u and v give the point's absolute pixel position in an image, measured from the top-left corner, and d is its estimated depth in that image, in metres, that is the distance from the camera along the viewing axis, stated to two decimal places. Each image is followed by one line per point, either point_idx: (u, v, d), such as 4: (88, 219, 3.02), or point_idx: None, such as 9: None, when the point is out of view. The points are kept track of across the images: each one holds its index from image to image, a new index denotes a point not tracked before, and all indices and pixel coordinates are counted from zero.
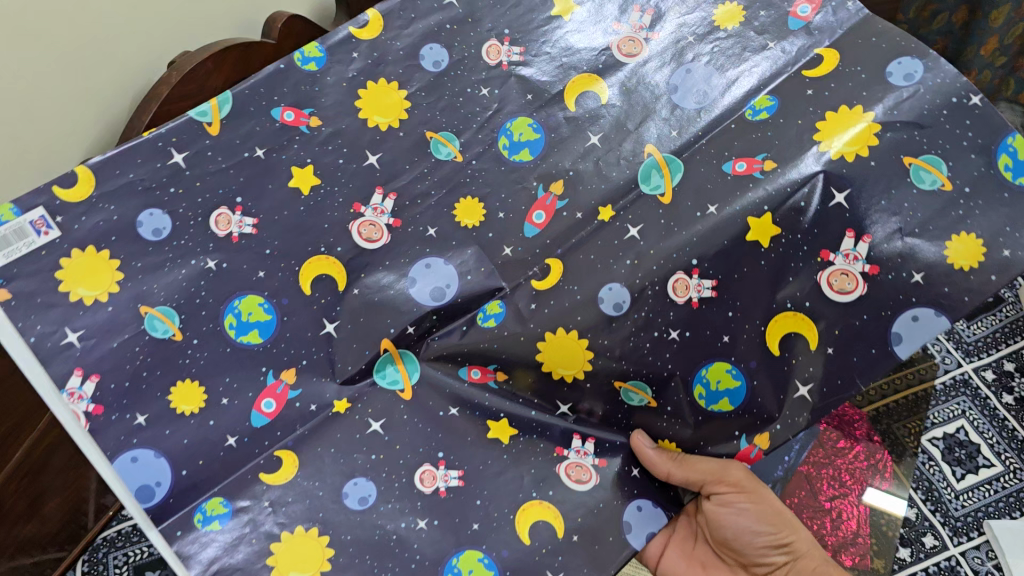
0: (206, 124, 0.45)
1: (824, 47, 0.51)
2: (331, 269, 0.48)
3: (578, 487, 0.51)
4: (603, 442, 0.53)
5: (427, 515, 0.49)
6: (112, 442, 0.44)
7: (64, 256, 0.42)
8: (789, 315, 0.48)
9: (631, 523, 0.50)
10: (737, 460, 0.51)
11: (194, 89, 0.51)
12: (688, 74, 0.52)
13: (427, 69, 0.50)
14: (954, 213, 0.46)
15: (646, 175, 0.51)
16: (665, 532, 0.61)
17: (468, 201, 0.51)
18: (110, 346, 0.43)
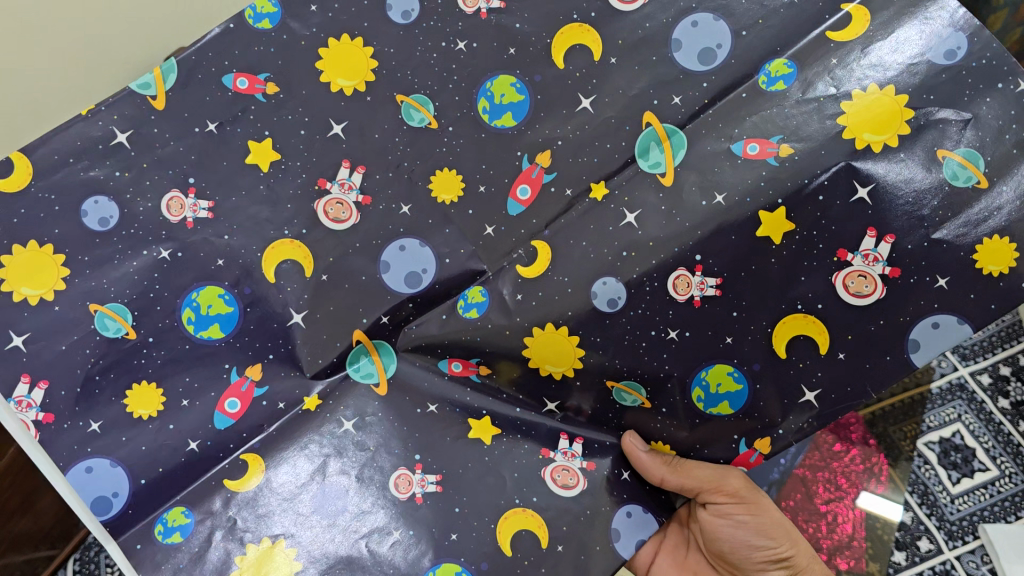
0: (152, 99, 0.40)
1: (855, 4, 0.43)
2: (295, 253, 0.45)
3: (564, 492, 0.47)
4: (592, 443, 0.49)
5: (402, 525, 0.45)
6: (66, 451, 0.42)
7: (4, 253, 0.39)
8: (800, 317, 0.44)
9: (619, 530, 0.47)
10: (735, 465, 0.48)
11: None
12: (694, 28, 0.44)
13: (395, 21, 0.43)
14: (987, 211, 0.40)
15: (645, 149, 0.46)
16: (655, 539, 0.58)
17: (445, 171, 0.46)
18: (59, 349, 0.41)
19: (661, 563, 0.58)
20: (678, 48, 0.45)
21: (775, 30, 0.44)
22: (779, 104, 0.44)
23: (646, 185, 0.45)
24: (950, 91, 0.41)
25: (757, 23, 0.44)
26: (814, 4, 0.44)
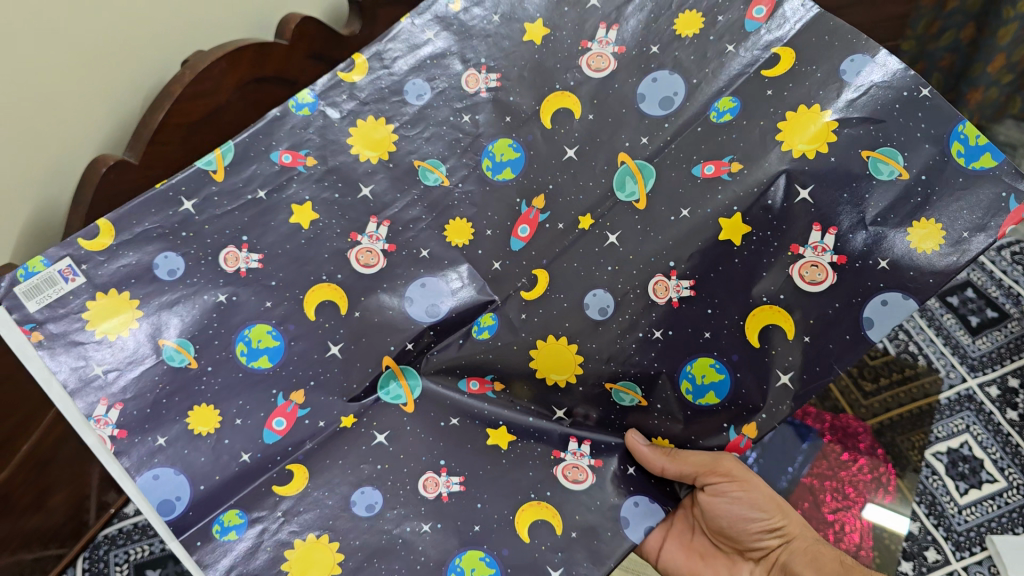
0: (212, 173, 0.49)
1: (780, 47, 0.53)
2: (332, 294, 0.53)
3: (576, 487, 0.54)
4: (599, 443, 0.56)
5: (430, 519, 0.52)
6: (136, 463, 0.47)
7: (90, 299, 0.46)
8: (766, 308, 0.52)
9: (628, 517, 0.53)
10: (728, 450, 0.55)
11: (208, 87, 0.50)
12: (654, 83, 0.54)
13: (411, 103, 0.54)
14: (914, 202, 0.50)
15: (621, 183, 0.55)
16: (663, 526, 0.65)
17: (456, 222, 0.55)
18: (132, 375, 0.47)
19: (670, 547, 0.65)
20: (642, 99, 0.54)
21: (719, 77, 0.54)
22: (728, 132, 0.53)
23: (625, 212, 0.55)
24: (865, 105, 0.51)
25: (704, 72, 0.54)
26: (750, 51, 0.53)
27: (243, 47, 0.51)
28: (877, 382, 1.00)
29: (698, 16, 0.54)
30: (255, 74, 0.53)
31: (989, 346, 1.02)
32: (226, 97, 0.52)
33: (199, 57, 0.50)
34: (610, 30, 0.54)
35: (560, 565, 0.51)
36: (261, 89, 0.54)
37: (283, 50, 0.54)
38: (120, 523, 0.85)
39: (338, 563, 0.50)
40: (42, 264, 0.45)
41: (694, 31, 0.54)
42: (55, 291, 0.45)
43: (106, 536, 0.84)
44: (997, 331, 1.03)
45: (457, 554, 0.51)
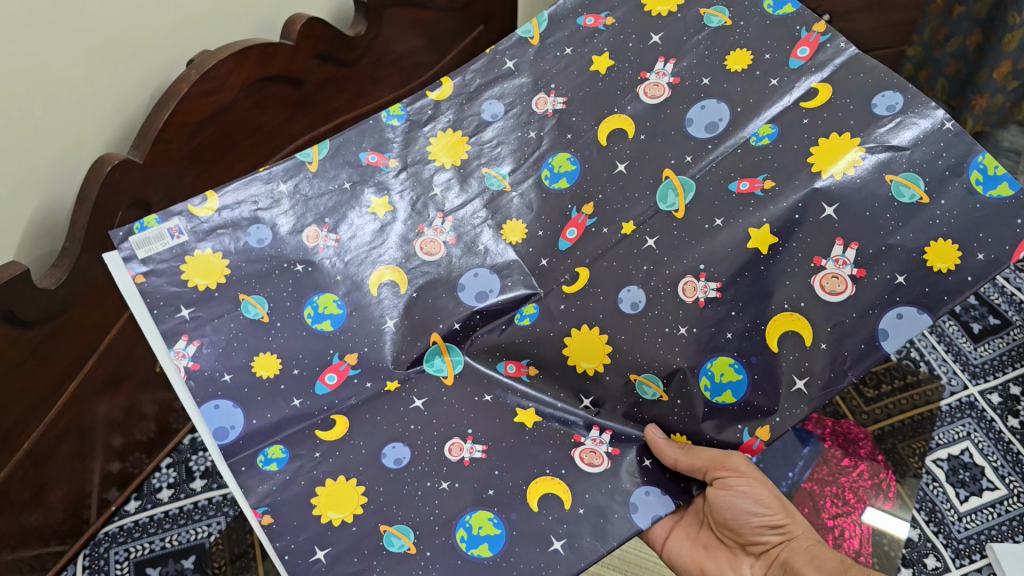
0: (307, 163, 0.69)
1: (819, 83, 0.66)
2: (393, 274, 0.69)
3: (591, 469, 0.63)
4: (619, 434, 0.65)
5: (449, 479, 0.62)
6: (204, 391, 0.62)
7: (189, 254, 0.65)
8: (789, 316, 0.62)
9: (637, 504, 0.61)
10: (741, 453, 0.63)
11: (214, 83, 0.78)
12: (702, 109, 0.69)
13: (487, 118, 0.73)
14: (930, 221, 0.59)
15: (664, 195, 0.68)
16: (674, 519, 0.75)
17: (512, 222, 0.72)
18: (212, 322, 0.64)
19: (678, 536, 0.74)
20: (690, 124, 0.69)
21: (758, 107, 0.68)
22: (765, 153, 0.66)
23: (664, 220, 0.67)
24: (888, 129, 0.62)
25: (749, 102, 0.68)
26: (790, 85, 0.67)
27: (246, 51, 0.79)
28: (879, 389, 1.14)
29: (747, 53, 0.69)
30: (258, 75, 0.82)
31: (990, 355, 1.19)
32: (232, 96, 0.81)
33: (204, 59, 0.78)
34: (667, 64, 0.71)
35: (563, 536, 0.60)
36: (263, 87, 0.84)
37: (289, 49, 0.83)
38: (119, 522, 1.04)
39: (362, 504, 0.61)
40: (156, 222, 0.64)
41: (742, 66, 0.69)
42: (163, 244, 0.64)
43: (106, 533, 1.03)
44: (998, 339, 1.20)
45: (468, 512, 0.61)
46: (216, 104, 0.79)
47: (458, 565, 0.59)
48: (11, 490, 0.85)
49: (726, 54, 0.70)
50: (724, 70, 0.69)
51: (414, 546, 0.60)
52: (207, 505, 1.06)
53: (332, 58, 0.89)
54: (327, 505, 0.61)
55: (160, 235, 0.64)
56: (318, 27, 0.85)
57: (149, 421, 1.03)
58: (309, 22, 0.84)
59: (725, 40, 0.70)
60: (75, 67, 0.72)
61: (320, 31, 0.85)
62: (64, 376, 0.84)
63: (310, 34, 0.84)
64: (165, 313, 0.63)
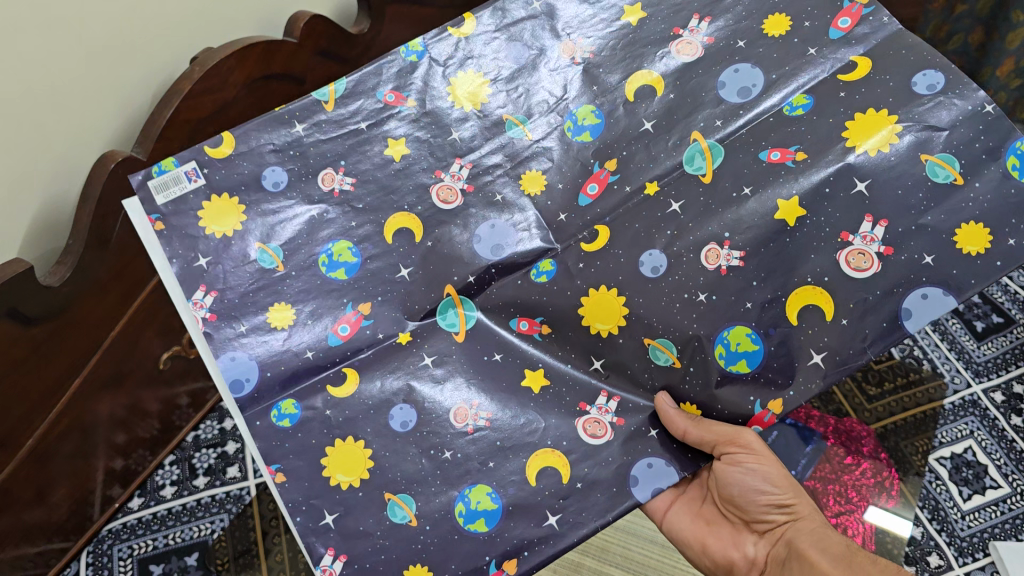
0: (322, 103, 0.73)
1: (859, 56, 0.74)
2: (409, 223, 0.74)
3: (592, 439, 0.71)
4: (627, 401, 0.72)
5: (452, 447, 0.70)
6: (222, 342, 0.69)
7: (206, 199, 0.69)
8: (810, 288, 0.69)
9: (636, 476, 0.69)
10: (751, 425, 0.71)
11: (216, 81, 0.80)
12: (735, 72, 0.76)
13: (512, 62, 0.78)
14: (965, 204, 0.68)
15: (691, 157, 0.74)
16: (678, 493, 0.84)
17: (531, 172, 0.77)
18: (232, 271, 0.69)
19: (681, 509, 0.83)
20: (722, 86, 0.76)
21: (793, 74, 0.75)
22: (798, 124, 0.73)
23: (690, 183, 0.74)
24: (927, 109, 0.70)
25: (783, 70, 0.75)
26: (825, 55, 0.75)
27: (249, 49, 0.80)
28: (882, 387, 1.27)
29: (785, 18, 0.76)
30: (260, 73, 0.83)
31: (994, 352, 1.30)
32: (233, 92, 0.82)
33: (207, 57, 0.80)
34: (702, 21, 0.77)
35: (558, 511, 0.69)
36: (266, 83, 0.85)
37: (292, 46, 0.84)
38: (123, 519, 1.14)
39: (367, 469, 0.69)
40: (174, 166, 0.68)
41: (780, 30, 0.76)
42: (180, 188, 0.69)
43: (110, 530, 1.13)
44: (1004, 337, 1.31)
45: (468, 486, 0.69)
46: (217, 101, 0.82)
47: (455, 539, 0.68)
48: (13, 487, 0.91)
49: (764, 18, 0.77)
50: (759, 32, 0.77)
51: (415, 519, 0.68)
52: (210, 502, 1.15)
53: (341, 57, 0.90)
54: (334, 468, 0.68)
55: (178, 178, 0.69)
56: (320, 23, 0.85)
57: (152, 420, 1.10)
58: (311, 19, 0.84)
59: (766, 3, 0.77)
60: (89, 68, 0.75)
61: (322, 29, 0.86)
62: (65, 375, 0.89)
63: (313, 32, 0.85)
64: (182, 262, 0.68)
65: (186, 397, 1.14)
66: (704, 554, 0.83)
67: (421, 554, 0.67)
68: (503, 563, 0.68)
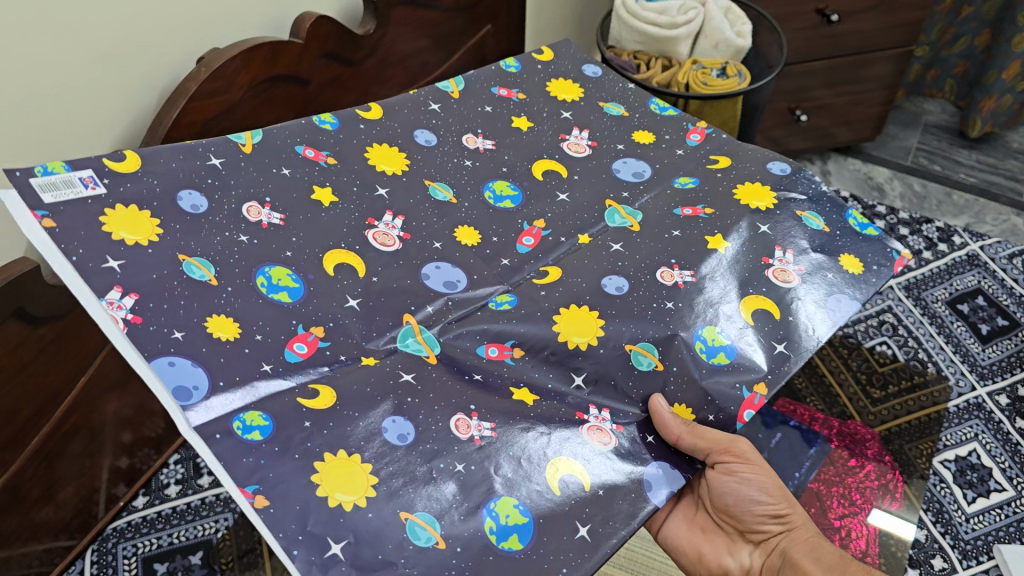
0: (241, 146, 0.78)
1: (718, 156, 0.93)
2: (345, 257, 0.75)
3: (602, 446, 0.69)
4: (618, 411, 0.72)
5: (463, 461, 0.64)
6: (153, 348, 0.62)
7: (108, 207, 0.67)
8: (751, 297, 0.78)
9: (650, 483, 0.68)
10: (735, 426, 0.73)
11: (222, 81, 0.87)
12: (625, 163, 0.92)
13: (422, 142, 0.88)
14: (839, 242, 0.83)
15: (611, 217, 0.86)
16: (672, 502, 0.87)
17: (463, 229, 0.82)
18: (153, 276, 0.65)
19: (677, 517, 0.86)
20: (619, 172, 0.90)
21: (673, 166, 0.92)
22: (697, 193, 0.88)
23: (625, 232, 0.84)
24: (788, 182, 0.89)
25: (665, 162, 0.92)
26: (694, 155, 0.93)
27: (258, 50, 0.89)
28: (887, 390, 1.37)
29: (648, 133, 0.96)
30: (264, 75, 0.91)
31: (1000, 355, 1.42)
32: (238, 96, 0.89)
33: (214, 57, 0.86)
34: (584, 132, 0.94)
35: (587, 521, 0.64)
36: (268, 86, 0.93)
37: (298, 47, 0.94)
38: (127, 518, 1.18)
39: (372, 487, 0.61)
40: (64, 170, 0.67)
41: (648, 139, 0.95)
42: (73, 191, 0.66)
43: (115, 529, 1.17)
44: (1010, 339, 1.44)
45: (492, 499, 0.63)
46: (223, 102, 0.88)
47: (489, 561, 0.60)
48: (21, 486, 0.95)
49: (634, 132, 0.96)
50: (636, 141, 0.94)
51: (442, 540, 0.60)
52: (214, 501, 1.20)
53: (336, 58, 1.00)
54: (333, 486, 0.60)
55: (70, 183, 0.66)
56: (326, 26, 0.96)
57: (157, 419, 1.14)
58: (317, 20, 0.94)
59: (629, 124, 0.97)
60: (91, 70, 0.80)
61: (328, 31, 0.97)
62: (75, 372, 0.93)
63: (318, 33, 0.95)
64: (87, 261, 0.63)
65: None
66: (699, 563, 0.86)
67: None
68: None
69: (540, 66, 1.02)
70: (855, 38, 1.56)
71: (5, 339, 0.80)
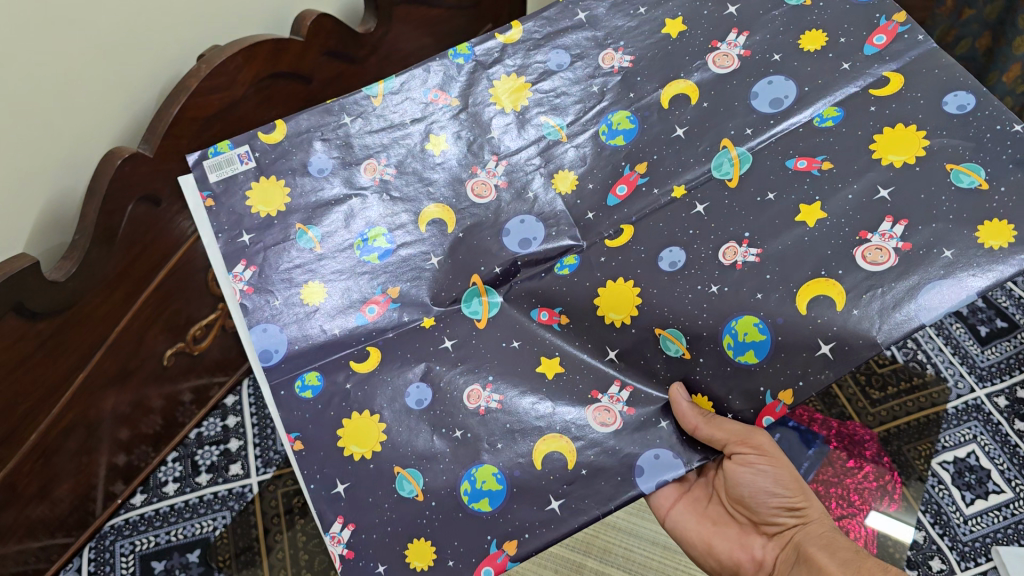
0: (371, 97, 0.85)
1: (892, 72, 0.78)
2: (441, 214, 0.83)
3: (603, 427, 0.75)
4: (637, 393, 0.76)
5: (461, 428, 0.76)
6: (257, 314, 0.78)
7: (254, 180, 0.81)
8: (822, 280, 0.71)
9: (643, 468, 0.73)
10: (757, 426, 0.73)
11: (222, 79, 0.88)
12: (769, 84, 0.81)
13: (552, 68, 0.87)
14: (990, 203, 0.70)
15: (720, 164, 0.80)
16: (685, 493, 0.86)
17: (560, 172, 0.84)
18: (267, 247, 0.80)
19: (687, 508, 0.85)
20: (755, 97, 0.82)
21: (826, 86, 0.80)
22: (826, 135, 0.78)
23: (716, 188, 0.79)
24: (957, 126, 0.74)
25: (817, 83, 0.80)
26: (860, 70, 0.79)
27: (261, 46, 0.89)
28: (884, 391, 1.35)
29: (822, 34, 0.82)
30: (266, 73, 0.92)
31: (998, 357, 1.39)
32: (239, 92, 0.91)
33: (215, 54, 0.87)
34: (741, 36, 0.84)
35: (561, 497, 0.73)
36: (271, 84, 0.94)
37: (299, 44, 0.94)
38: (123, 516, 1.17)
39: (379, 442, 0.75)
40: (228, 149, 0.81)
41: (814, 45, 0.82)
42: (233, 168, 0.81)
43: (111, 527, 1.16)
44: (1008, 340, 1.40)
45: (475, 466, 0.74)
46: (223, 100, 0.89)
47: (459, 517, 0.73)
48: (17, 482, 0.94)
49: (801, 33, 0.82)
50: (796, 47, 0.82)
51: (422, 493, 0.74)
52: (211, 500, 1.19)
53: (342, 53, 1.00)
54: (350, 440, 0.76)
55: (230, 161, 0.81)
56: (328, 24, 0.95)
57: (156, 416, 1.13)
58: (319, 19, 0.94)
59: (803, 20, 0.83)
60: (96, 66, 0.80)
61: (330, 29, 0.96)
62: (74, 370, 0.92)
63: (319, 29, 0.95)
64: (227, 236, 0.79)
65: (188, 393, 1.17)
66: (708, 555, 0.85)
67: (425, 527, 0.73)
68: (504, 542, 0.72)
69: None
70: None
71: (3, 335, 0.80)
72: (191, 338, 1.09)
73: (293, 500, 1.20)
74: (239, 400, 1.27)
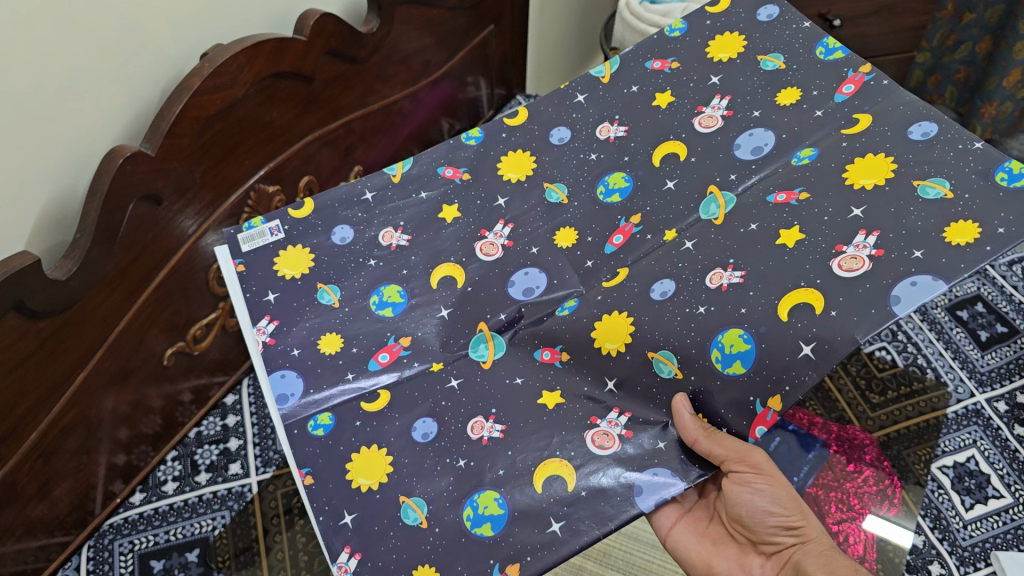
0: (391, 175, 0.95)
1: (863, 114, 0.84)
2: (451, 271, 0.90)
3: (601, 450, 0.75)
4: (636, 416, 0.77)
5: (466, 457, 0.77)
6: (274, 363, 0.83)
7: (282, 248, 0.90)
8: (802, 291, 0.73)
9: (642, 489, 0.73)
10: (749, 438, 0.73)
11: (226, 79, 0.88)
12: (751, 136, 0.88)
13: (554, 141, 0.97)
14: (956, 208, 0.72)
15: (707, 206, 0.85)
16: (684, 514, 0.87)
17: (565, 229, 0.91)
18: (291, 306, 0.87)
19: (685, 528, 0.86)
20: (738, 148, 0.88)
21: (803, 132, 0.86)
22: (803, 171, 0.82)
23: (704, 227, 0.83)
24: (923, 150, 0.77)
25: (795, 131, 0.86)
26: (833, 117, 0.85)
27: (264, 44, 0.90)
28: (885, 395, 1.35)
29: (797, 91, 0.89)
30: (269, 72, 0.93)
31: (999, 360, 1.40)
32: (241, 91, 0.91)
33: (217, 53, 0.88)
34: (724, 100, 0.91)
35: (562, 518, 0.73)
36: (273, 83, 0.95)
37: (302, 43, 0.95)
38: (124, 514, 1.15)
39: (386, 474, 0.77)
40: (260, 223, 0.90)
41: (791, 101, 0.89)
42: (263, 238, 0.89)
43: (110, 525, 1.14)
44: (1008, 345, 1.42)
45: (477, 491, 0.75)
46: (227, 98, 0.90)
47: (462, 542, 0.73)
48: (18, 482, 0.93)
49: (778, 91, 0.90)
50: (775, 103, 0.89)
51: (426, 520, 0.74)
52: (211, 499, 1.17)
53: (342, 53, 1.02)
54: (357, 471, 0.77)
55: (262, 233, 0.89)
56: (330, 24, 0.97)
57: (156, 416, 1.12)
58: (321, 19, 0.96)
59: (778, 80, 0.91)
60: (99, 65, 0.80)
61: (332, 28, 0.98)
62: (76, 366, 0.92)
63: (321, 30, 0.97)
64: (253, 295, 0.87)
65: (187, 393, 1.18)
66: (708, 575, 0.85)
67: (429, 554, 0.72)
68: (506, 567, 0.71)
69: (709, 22, 0.97)
70: (856, 41, 1.61)
71: (4, 333, 0.80)
72: (191, 338, 1.10)
73: (292, 500, 1.19)
74: (239, 400, 1.28)
